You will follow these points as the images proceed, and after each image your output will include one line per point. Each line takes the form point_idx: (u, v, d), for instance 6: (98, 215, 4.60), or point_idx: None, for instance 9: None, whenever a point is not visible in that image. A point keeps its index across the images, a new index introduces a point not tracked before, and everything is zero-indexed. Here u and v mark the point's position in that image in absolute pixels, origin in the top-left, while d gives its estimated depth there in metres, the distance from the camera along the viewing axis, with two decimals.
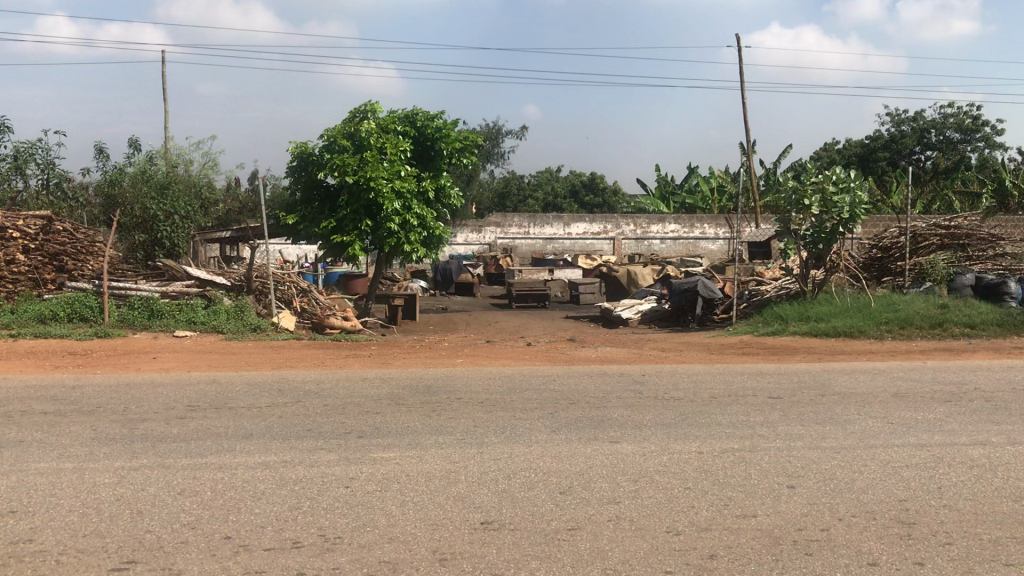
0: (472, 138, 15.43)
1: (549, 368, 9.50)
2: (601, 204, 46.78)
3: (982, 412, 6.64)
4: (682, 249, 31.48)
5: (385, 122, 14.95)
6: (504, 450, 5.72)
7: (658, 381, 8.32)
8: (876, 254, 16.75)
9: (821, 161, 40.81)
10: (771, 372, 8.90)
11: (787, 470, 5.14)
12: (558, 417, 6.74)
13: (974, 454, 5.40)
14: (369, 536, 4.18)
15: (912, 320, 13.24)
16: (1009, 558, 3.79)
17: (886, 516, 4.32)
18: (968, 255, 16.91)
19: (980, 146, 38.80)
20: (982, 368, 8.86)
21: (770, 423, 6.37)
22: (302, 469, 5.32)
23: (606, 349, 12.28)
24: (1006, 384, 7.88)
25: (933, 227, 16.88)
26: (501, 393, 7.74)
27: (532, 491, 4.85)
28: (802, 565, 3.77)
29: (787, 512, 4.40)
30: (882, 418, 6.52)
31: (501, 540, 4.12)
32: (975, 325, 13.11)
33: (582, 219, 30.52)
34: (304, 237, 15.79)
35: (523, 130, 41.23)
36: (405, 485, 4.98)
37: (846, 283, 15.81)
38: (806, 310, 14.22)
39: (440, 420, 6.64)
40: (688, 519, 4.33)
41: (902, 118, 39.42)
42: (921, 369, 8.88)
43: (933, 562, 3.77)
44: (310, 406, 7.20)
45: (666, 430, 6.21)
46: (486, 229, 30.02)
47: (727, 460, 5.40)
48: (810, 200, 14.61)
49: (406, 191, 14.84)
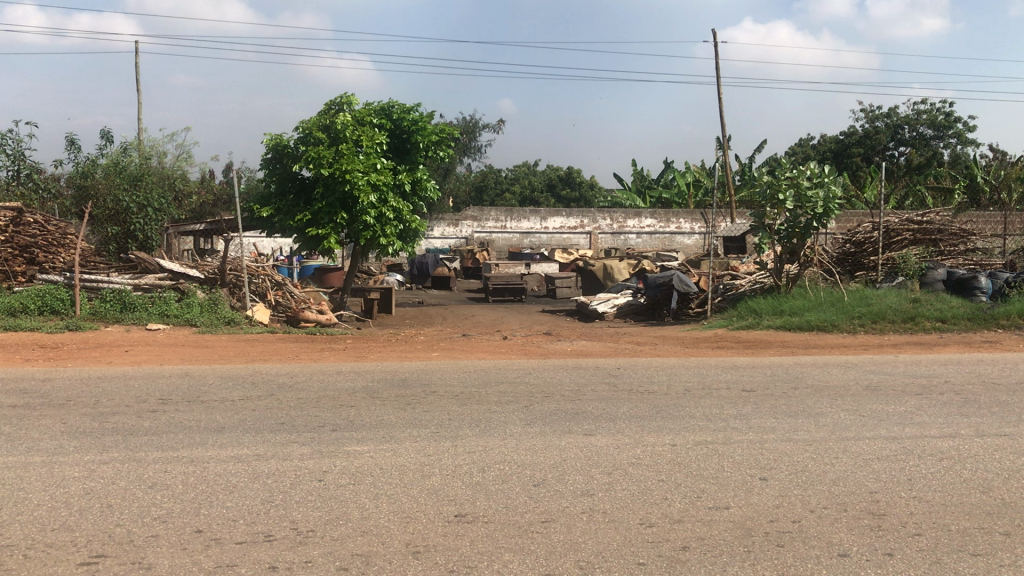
0: (449, 132, 15.48)
1: (525, 361, 9.56)
2: (578, 198, 46.98)
3: (951, 405, 6.71)
4: (657, 243, 31.48)
5: (361, 115, 14.90)
6: (479, 442, 5.72)
7: (634, 374, 8.35)
8: (849, 249, 16.90)
9: (796, 156, 41.24)
10: (745, 365, 8.98)
11: (760, 462, 5.17)
12: (532, 409, 6.75)
13: (944, 446, 5.46)
14: (342, 529, 4.16)
15: (884, 314, 13.35)
16: (976, 548, 3.83)
17: (856, 507, 4.36)
18: (940, 250, 17.09)
19: (952, 143, 39.28)
20: (953, 362, 8.99)
21: (743, 415, 6.43)
22: (275, 462, 5.29)
23: (582, 343, 12.27)
24: (975, 376, 8.00)
25: (906, 223, 17.00)
26: (476, 386, 7.73)
27: (506, 483, 4.85)
28: (774, 556, 3.79)
29: (758, 504, 4.43)
30: (854, 410, 6.59)
31: (475, 532, 4.12)
32: (946, 319, 13.19)
33: (559, 213, 30.61)
34: (278, 230, 15.67)
35: (499, 124, 41.34)
36: (378, 478, 4.97)
37: (819, 278, 15.92)
38: (781, 304, 14.29)
39: (415, 413, 6.64)
40: (662, 511, 4.35)
41: (876, 115, 39.84)
42: (894, 363, 8.98)
43: (902, 552, 3.81)
44: (284, 399, 7.18)
45: (640, 423, 6.24)
46: (463, 223, 29.94)
47: (700, 451, 5.43)
48: (784, 195, 14.67)
49: (382, 184, 14.76)
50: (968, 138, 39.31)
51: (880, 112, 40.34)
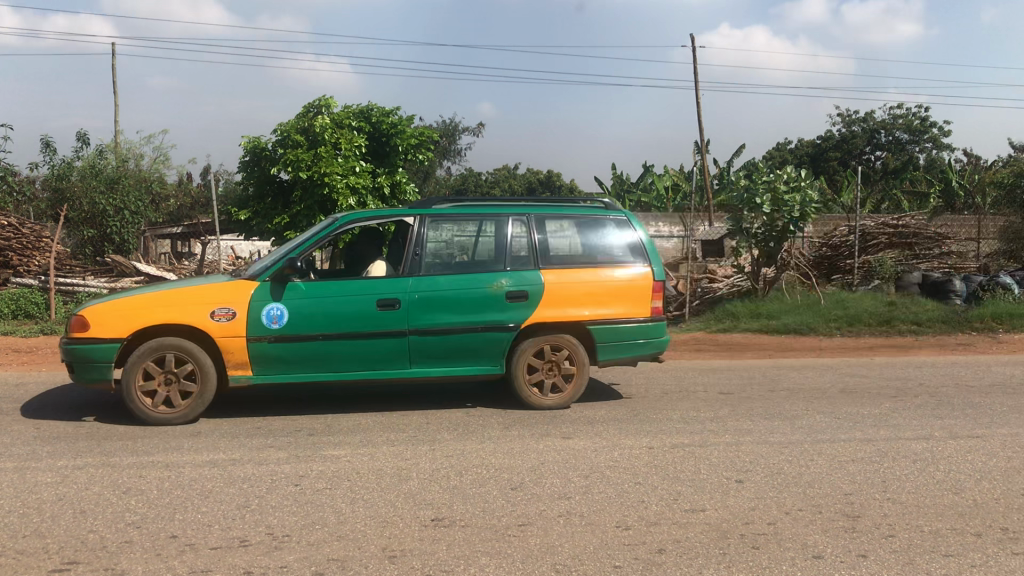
0: (428, 135, 15.42)
1: None
2: None
3: (925, 407, 6.77)
4: None
5: (340, 118, 14.85)
6: (456, 447, 5.71)
7: (611, 377, 8.38)
8: (826, 253, 16.84)
9: (774, 161, 41.54)
10: (724, 368, 9.00)
11: (736, 465, 5.19)
12: (511, 413, 6.75)
13: (917, 448, 5.51)
14: (319, 534, 4.15)
15: (860, 317, 13.43)
16: (949, 549, 3.87)
17: (830, 509, 4.39)
18: (915, 253, 17.17)
19: (928, 147, 39.62)
20: (927, 364, 9.06)
21: (719, 418, 6.46)
22: (251, 467, 5.26)
23: None
24: (949, 379, 8.07)
25: (881, 226, 16.98)
26: (454, 391, 7.71)
27: (484, 487, 4.85)
28: (748, 558, 3.80)
29: (734, 506, 4.45)
30: (829, 412, 6.63)
31: (452, 536, 4.11)
32: (921, 322, 13.28)
33: None
34: (256, 233, 15.57)
35: (479, 127, 41.34)
36: (355, 483, 4.95)
37: (796, 281, 16.03)
38: (758, 308, 14.32)
39: (393, 417, 6.62)
40: (638, 514, 4.36)
41: (853, 119, 40.14)
42: (869, 365, 9.04)
43: (875, 554, 3.83)
44: (261, 404, 7.13)
45: (618, 426, 6.25)
46: None
47: (677, 455, 5.44)
48: (761, 200, 14.76)
49: (361, 187, 14.70)
50: (943, 143, 39.68)
51: (857, 117, 40.63)
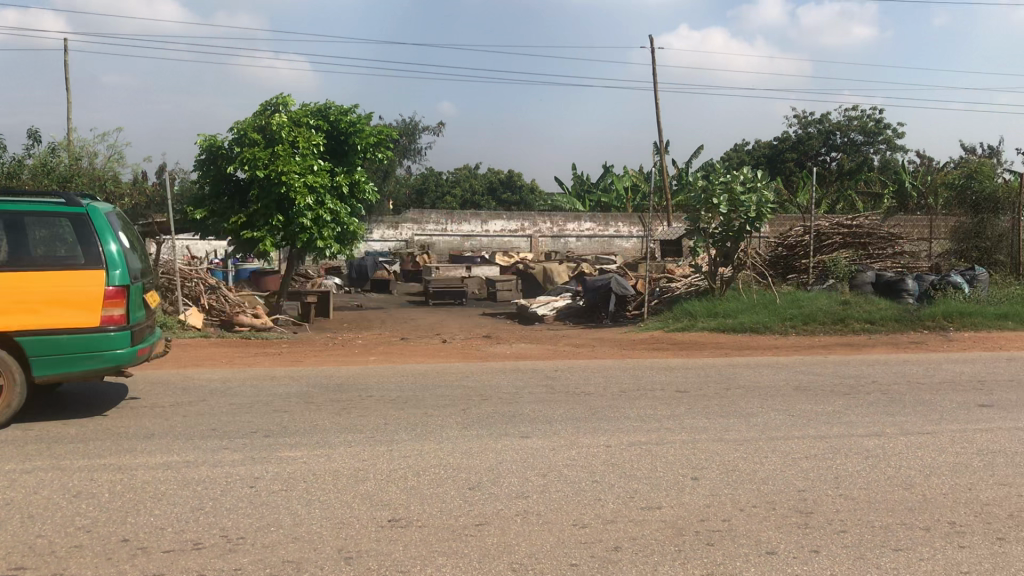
0: (387, 133, 15.36)
1: (463, 364, 9.52)
2: (519, 201, 47.10)
3: (877, 404, 6.87)
4: (597, 246, 31.31)
5: (297, 116, 14.77)
6: (413, 447, 5.69)
7: (570, 375, 8.41)
8: (781, 252, 17.29)
9: (732, 162, 41.95)
10: (681, 366, 9.07)
11: (692, 462, 5.24)
12: (470, 412, 6.74)
13: (869, 445, 5.60)
14: (273, 536, 4.11)
15: (814, 316, 13.62)
16: (898, 543, 3.93)
17: (783, 506, 4.44)
18: (868, 253, 17.45)
19: (882, 148, 40.22)
20: (879, 362, 9.20)
21: (676, 416, 6.50)
22: (205, 469, 5.20)
23: (522, 346, 12.30)
24: (901, 377, 8.20)
25: (836, 227, 17.28)
26: (413, 390, 7.68)
27: (441, 487, 4.83)
28: (703, 554, 3.84)
29: (689, 504, 4.49)
30: (784, 410, 6.71)
31: (408, 537, 4.10)
32: (875, 320, 13.49)
33: (500, 216, 30.46)
34: (213, 233, 15.38)
35: (440, 126, 41.22)
36: (311, 484, 4.91)
37: (753, 280, 16.18)
38: (715, 306, 14.46)
39: (350, 418, 6.58)
40: (595, 512, 4.38)
41: (809, 121, 40.63)
42: (823, 363, 9.17)
43: (827, 549, 3.88)
44: (217, 405, 7.05)
45: (576, 424, 6.27)
46: (403, 226, 29.67)
47: (634, 453, 5.47)
48: (718, 200, 14.89)
49: (319, 186, 14.59)
50: (896, 145, 40.30)
51: (813, 118, 41.14)
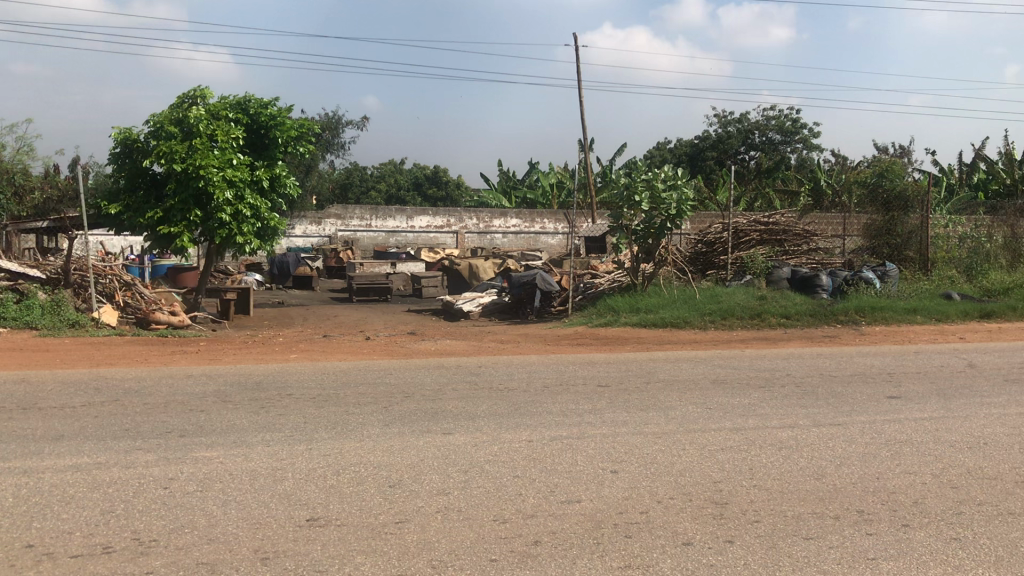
0: (309, 127, 15.14)
1: (385, 360, 9.45)
2: (444, 197, 46.97)
3: (790, 397, 7.05)
4: (523, 243, 31.44)
5: (216, 109, 14.47)
6: (334, 445, 5.63)
7: (493, 371, 8.43)
8: (701, 249, 17.40)
9: (654, 159, 42.54)
10: (603, 361, 9.16)
11: (612, 455, 5.29)
12: (392, 410, 6.70)
13: (783, 436, 5.74)
14: (187, 537, 4.02)
15: (732, 310, 13.92)
16: (809, 532, 4.04)
17: (700, 497, 4.52)
18: (784, 249, 17.95)
19: (798, 147, 41.27)
20: (793, 356, 9.44)
21: (598, 410, 6.57)
22: (117, 470, 5.05)
23: (446, 342, 12.29)
24: (814, 369, 8.44)
25: (753, 224, 17.61)
26: (333, 388, 7.60)
27: (360, 485, 4.79)
28: (621, 547, 3.88)
29: (608, 497, 4.53)
30: (702, 403, 6.83)
31: (327, 536, 4.05)
32: (790, 315, 13.83)
33: (425, 211, 30.27)
34: (127, 228, 14.94)
35: (364, 120, 40.79)
36: (228, 484, 4.81)
37: (674, 276, 16.43)
38: (637, 302, 14.67)
39: (269, 416, 6.46)
40: (515, 507, 4.39)
41: (728, 120, 41.42)
42: (740, 357, 9.37)
43: (741, 539, 3.97)
44: (130, 405, 6.86)
45: (498, 420, 6.28)
46: (326, 221, 29.33)
47: (556, 447, 5.50)
48: (640, 197, 15.05)
49: (239, 180, 14.30)
50: (812, 144, 41.38)
51: (732, 117, 41.95)
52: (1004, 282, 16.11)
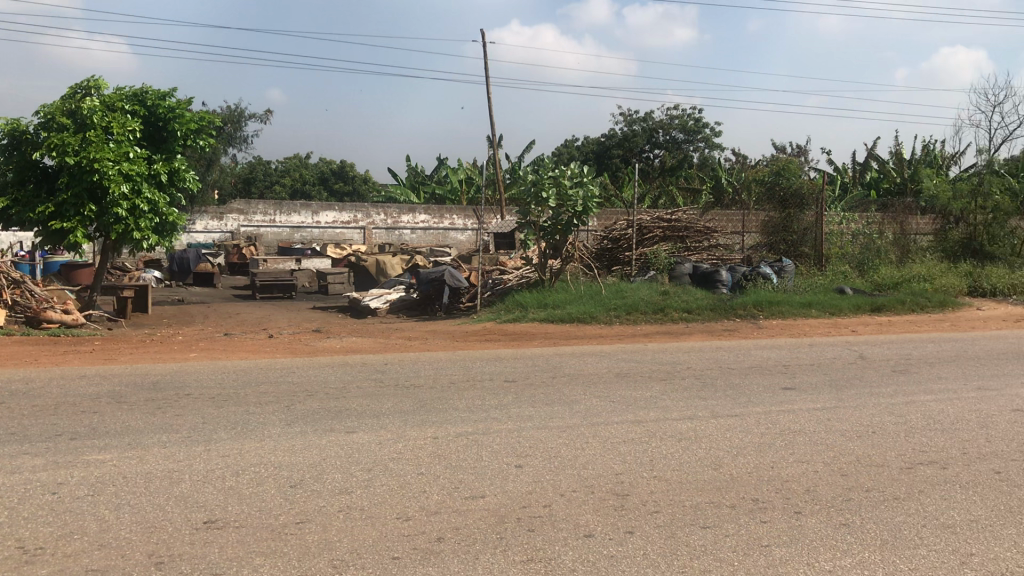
0: (209, 120, 14.75)
1: (289, 358, 9.29)
2: (351, 191, 46.45)
3: (691, 389, 7.21)
4: (431, 239, 31.34)
5: (111, 100, 13.96)
6: (233, 446, 5.50)
7: (398, 368, 8.37)
8: (606, 245, 17.66)
9: (561, 156, 42.90)
10: (509, 356, 9.19)
11: (516, 450, 5.32)
12: (294, 409, 6.59)
13: (683, 428, 5.86)
14: (76, 544, 3.87)
15: (637, 306, 14.15)
16: (706, 521, 4.13)
17: (602, 489, 4.58)
18: (686, 246, 18.27)
19: (701, 146, 42.19)
20: (694, 349, 9.66)
21: (503, 405, 6.59)
22: (2, 476, 4.83)
23: (352, 339, 12.16)
24: (713, 362, 8.64)
25: (657, 220, 17.95)
26: (234, 387, 7.43)
27: (261, 486, 4.70)
28: (523, 541, 3.90)
29: (512, 491, 4.55)
30: (605, 396, 6.92)
31: (225, 538, 3.96)
32: (692, 310, 14.14)
33: (331, 207, 29.78)
34: (16, 223, 14.30)
35: (268, 114, 39.97)
36: (121, 488, 4.65)
37: (580, 272, 16.60)
38: (544, 298, 14.78)
39: (166, 417, 6.28)
40: (419, 504, 4.37)
41: (633, 118, 42.07)
42: (643, 350, 9.53)
43: (641, 530, 4.03)
44: (17, 408, 6.57)
45: (403, 417, 6.24)
46: (228, 217, 28.69)
47: (460, 443, 5.50)
48: (547, 194, 15.13)
49: (136, 174, 13.83)
50: (714, 143, 42.35)
51: (638, 116, 42.63)
52: (893, 276, 16.77)
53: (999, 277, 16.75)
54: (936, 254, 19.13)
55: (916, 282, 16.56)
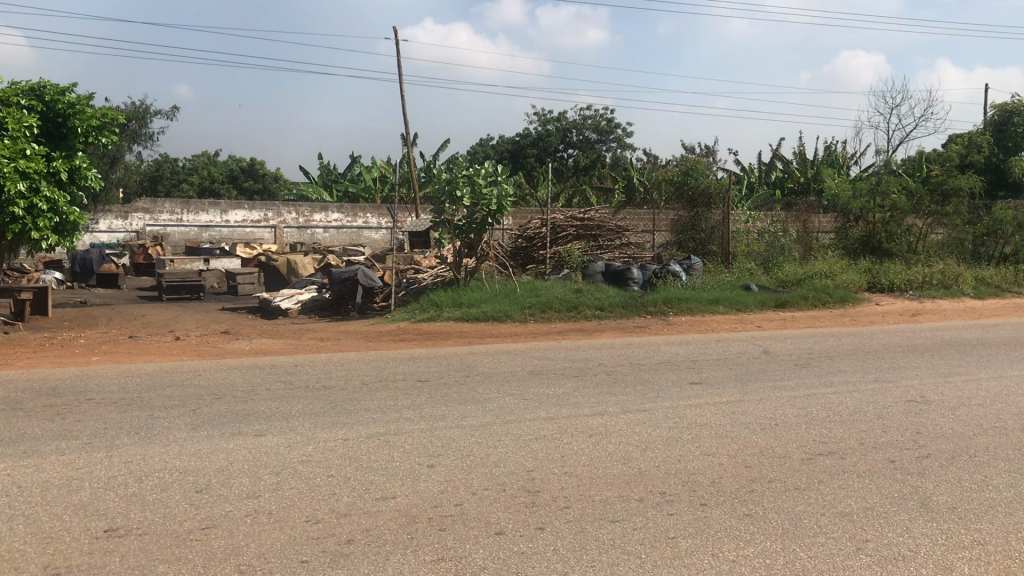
0: (112, 116, 14.29)
1: (197, 361, 9.06)
2: (261, 190, 45.62)
3: (602, 385, 7.31)
4: (344, 238, 30.92)
5: (6, 95, 13.38)
6: (136, 451, 5.35)
7: (309, 370, 8.25)
8: (521, 244, 17.78)
9: (476, 155, 42.92)
10: (422, 356, 9.15)
11: (428, 450, 5.30)
12: (201, 412, 6.43)
13: (593, 424, 5.93)
14: None
15: (550, 304, 14.25)
16: (615, 515, 4.19)
17: (513, 487, 4.60)
18: (599, 244, 18.48)
19: (613, 146, 42.77)
20: (606, 346, 9.78)
21: (416, 405, 6.56)
22: None
23: (262, 340, 11.94)
24: (624, 359, 8.76)
25: (570, 219, 18.10)
26: (138, 391, 7.21)
27: (165, 492, 4.58)
28: (434, 540, 3.89)
29: (423, 491, 4.54)
30: (518, 394, 6.95)
31: (127, 547, 3.84)
32: (604, 307, 14.31)
33: (240, 206, 29.19)
34: None
35: (174, 110, 38.95)
36: (15, 499, 4.47)
37: (495, 271, 16.65)
38: (459, 297, 14.76)
39: (65, 424, 6.06)
40: (328, 506, 4.32)
41: (547, 118, 42.38)
42: (556, 348, 9.61)
43: (552, 525, 4.07)
44: None
45: (314, 419, 6.16)
46: (133, 216, 27.88)
47: (372, 444, 5.46)
48: (461, 193, 15.11)
49: (33, 172, 13.30)
50: (626, 143, 42.96)
51: (551, 116, 42.97)
52: (797, 273, 17.29)
53: (896, 273, 17.42)
54: (837, 252, 19.79)
55: (818, 278, 17.11)
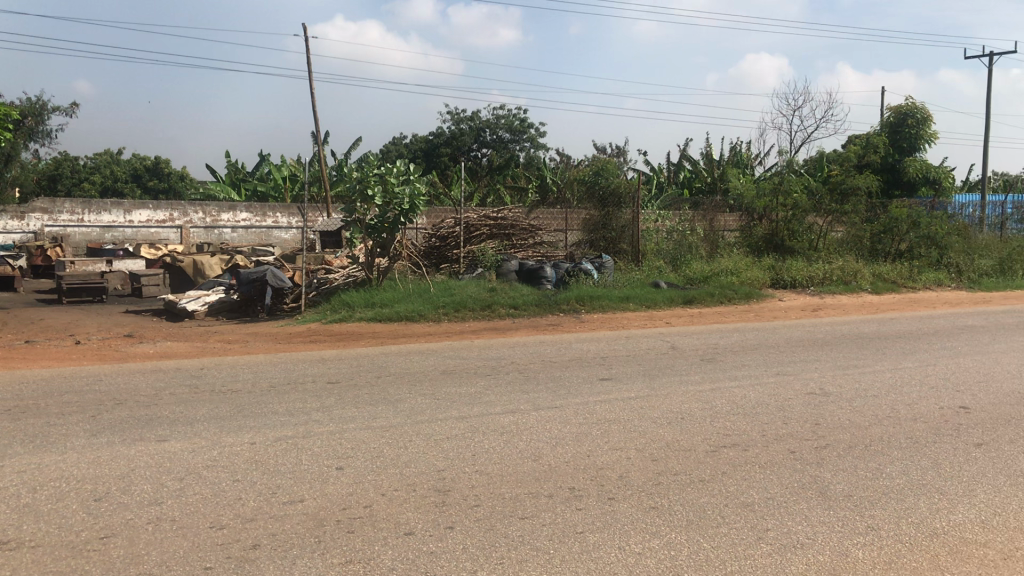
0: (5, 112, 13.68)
1: (97, 366, 8.76)
2: (167, 189, 44.38)
3: (513, 384, 7.33)
4: (253, 238, 30.42)
5: None
6: (31, 461, 5.13)
7: (216, 373, 8.06)
8: (434, 243, 17.75)
9: (389, 154, 42.61)
10: (333, 357, 9.04)
11: (337, 453, 5.23)
12: (101, 419, 6.22)
13: (505, 422, 5.95)
14: None
15: (464, 303, 14.23)
16: (525, 512, 4.21)
17: (423, 486, 4.58)
18: (512, 243, 18.55)
19: (526, 146, 43.02)
20: (518, 344, 9.82)
21: (325, 408, 6.47)
22: None
23: (167, 344, 11.62)
24: (536, 357, 8.82)
25: (484, 218, 18.13)
26: (33, 398, 6.93)
27: (61, 502, 4.41)
28: (342, 543, 3.84)
29: (332, 493, 4.48)
30: (430, 394, 6.92)
31: (19, 560, 3.69)
32: (518, 306, 14.37)
33: (144, 206, 28.31)
34: None
35: (73, 107, 37.55)
36: None
37: (407, 270, 16.55)
38: (372, 297, 14.63)
39: None
40: (234, 512, 4.23)
41: (461, 117, 42.36)
42: (468, 347, 9.60)
43: (461, 524, 4.06)
44: None
45: (220, 423, 6.02)
46: (30, 217, 26.68)
47: (279, 447, 5.37)
48: (373, 191, 14.96)
49: None
50: (539, 142, 43.25)
51: (465, 115, 42.98)
52: (704, 271, 17.67)
53: (797, 270, 17.96)
54: (742, 249, 20.30)
55: (724, 275, 17.53)
